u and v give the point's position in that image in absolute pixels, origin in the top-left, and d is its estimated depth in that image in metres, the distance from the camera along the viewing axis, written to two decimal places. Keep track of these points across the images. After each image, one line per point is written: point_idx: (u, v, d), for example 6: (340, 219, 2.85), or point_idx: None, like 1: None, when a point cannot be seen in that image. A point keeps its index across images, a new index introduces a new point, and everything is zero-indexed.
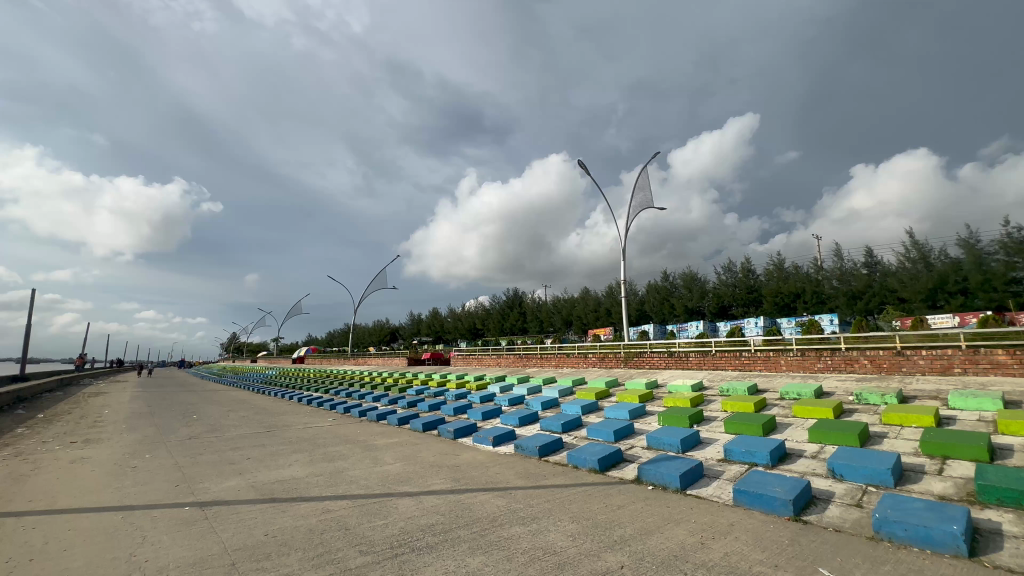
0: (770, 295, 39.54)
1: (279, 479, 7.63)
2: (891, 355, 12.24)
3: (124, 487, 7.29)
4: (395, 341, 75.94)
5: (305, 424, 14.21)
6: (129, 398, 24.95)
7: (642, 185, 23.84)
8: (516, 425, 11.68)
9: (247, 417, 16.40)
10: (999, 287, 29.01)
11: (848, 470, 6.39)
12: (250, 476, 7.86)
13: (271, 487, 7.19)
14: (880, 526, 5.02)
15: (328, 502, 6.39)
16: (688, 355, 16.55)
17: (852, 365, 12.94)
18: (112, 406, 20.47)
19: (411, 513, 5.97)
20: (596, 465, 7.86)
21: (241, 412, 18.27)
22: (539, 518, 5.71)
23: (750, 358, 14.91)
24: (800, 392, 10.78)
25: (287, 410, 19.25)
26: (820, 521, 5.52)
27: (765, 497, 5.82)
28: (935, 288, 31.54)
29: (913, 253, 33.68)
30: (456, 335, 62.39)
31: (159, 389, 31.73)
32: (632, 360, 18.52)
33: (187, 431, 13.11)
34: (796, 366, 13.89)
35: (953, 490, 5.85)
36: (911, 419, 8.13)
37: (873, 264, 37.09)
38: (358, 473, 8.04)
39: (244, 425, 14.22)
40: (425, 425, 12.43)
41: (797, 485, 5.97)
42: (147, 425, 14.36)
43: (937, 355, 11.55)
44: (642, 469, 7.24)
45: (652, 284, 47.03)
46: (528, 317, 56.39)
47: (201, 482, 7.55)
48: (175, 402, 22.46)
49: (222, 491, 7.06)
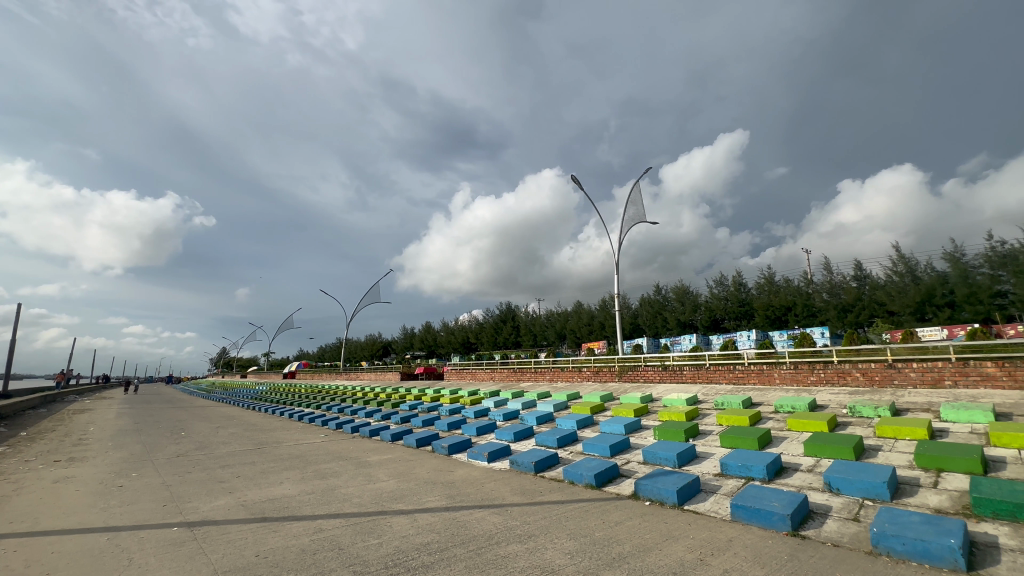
0: (762, 308, 39.87)
1: (270, 497, 7.49)
2: (883, 368, 12.31)
3: (110, 507, 7.10)
4: (387, 355, 75.33)
5: (296, 441, 13.97)
6: (115, 414, 24.64)
7: (635, 199, 24.17)
8: (511, 441, 11.60)
9: (237, 434, 16.09)
10: (985, 299, 29.60)
11: (844, 483, 6.40)
12: (240, 495, 7.70)
13: (262, 506, 7.04)
14: (878, 540, 5.00)
15: (321, 521, 6.26)
16: (682, 369, 16.53)
17: (845, 378, 12.97)
18: (98, 423, 20.15)
19: (405, 531, 5.87)
20: (592, 480, 7.80)
21: (231, 429, 17.94)
22: (537, 535, 5.64)
23: (744, 371, 14.91)
24: (794, 406, 10.82)
25: (278, 426, 18.93)
26: (819, 535, 5.51)
27: (764, 511, 5.80)
28: (923, 302, 32.03)
29: (900, 267, 34.32)
30: (449, 348, 62.04)
31: (146, 406, 31.15)
32: (627, 373, 18.45)
33: (174, 448, 12.84)
34: (789, 379, 13.90)
35: (949, 504, 5.84)
36: (905, 432, 8.16)
37: (861, 278, 37.69)
38: (352, 491, 7.90)
39: (234, 442, 13.99)
40: (418, 440, 12.27)
41: (794, 500, 5.96)
42: (133, 443, 14.00)
43: (928, 368, 11.64)
44: (640, 484, 7.19)
45: (645, 297, 47.46)
46: (521, 330, 56.30)
47: (190, 501, 7.37)
48: (162, 419, 21.95)
49: (212, 510, 6.91)
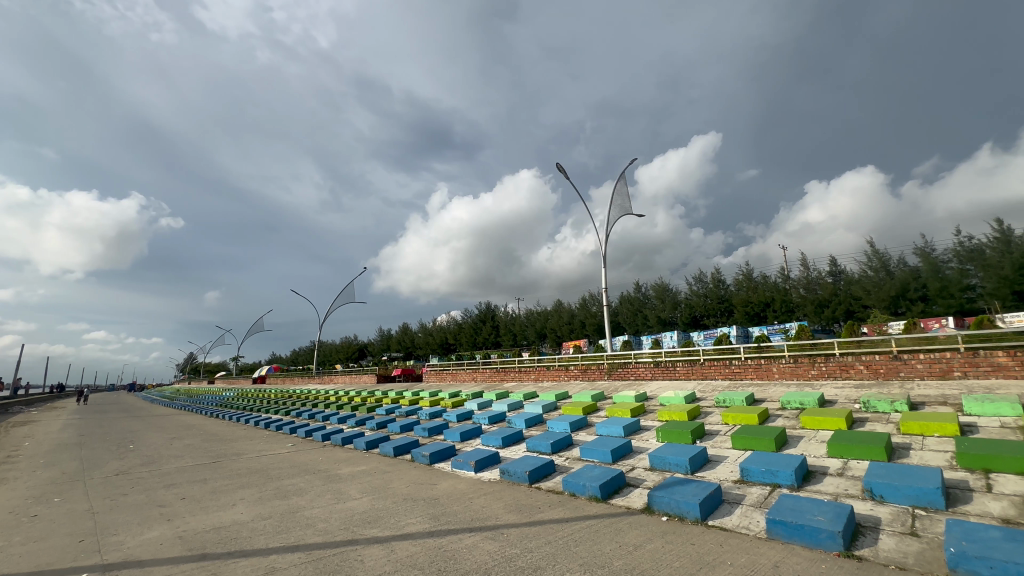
0: (741, 304, 39.82)
1: (216, 525, 6.24)
2: (888, 359, 11.74)
3: (12, 547, 5.74)
4: (362, 358, 73.04)
5: (259, 452, 12.56)
6: (60, 425, 22.46)
7: (619, 188, 23.59)
8: (500, 446, 10.56)
9: (193, 445, 14.58)
10: (956, 293, 30.13)
11: (889, 490, 5.58)
12: (180, 524, 6.40)
13: (204, 538, 5.80)
14: (957, 563, 4.15)
15: (275, 558, 5.08)
16: (675, 365, 15.74)
17: (847, 371, 12.40)
18: (37, 437, 18.10)
19: (380, 568, 4.75)
20: (596, 492, 6.81)
21: (188, 440, 16.30)
22: (544, 568, 4.60)
23: (741, 366, 14.17)
24: (803, 401, 10.11)
25: (241, 435, 17.37)
26: (878, 556, 4.63)
27: (808, 527, 4.92)
28: (897, 296, 32.47)
29: (875, 262, 34.73)
30: (427, 350, 60.59)
31: (98, 416, 28.81)
32: (617, 371, 17.57)
33: (116, 465, 11.29)
34: (789, 374, 13.24)
35: (1015, 512, 5.06)
36: (933, 428, 7.48)
37: (836, 273, 38.15)
38: (317, 513, 6.70)
39: (187, 456, 12.46)
40: (396, 448, 11.09)
41: (841, 512, 5.10)
42: (68, 460, 12.32)
43: (936, 359, 11.08)
44: (653, 496, 6.23)
45: (624, 295, 47.27)
46: (500, 330, 55.30)
47: (115, 534, 6.06)
48: (111, 430, 20.00)
49: (139, 546, 5.62)
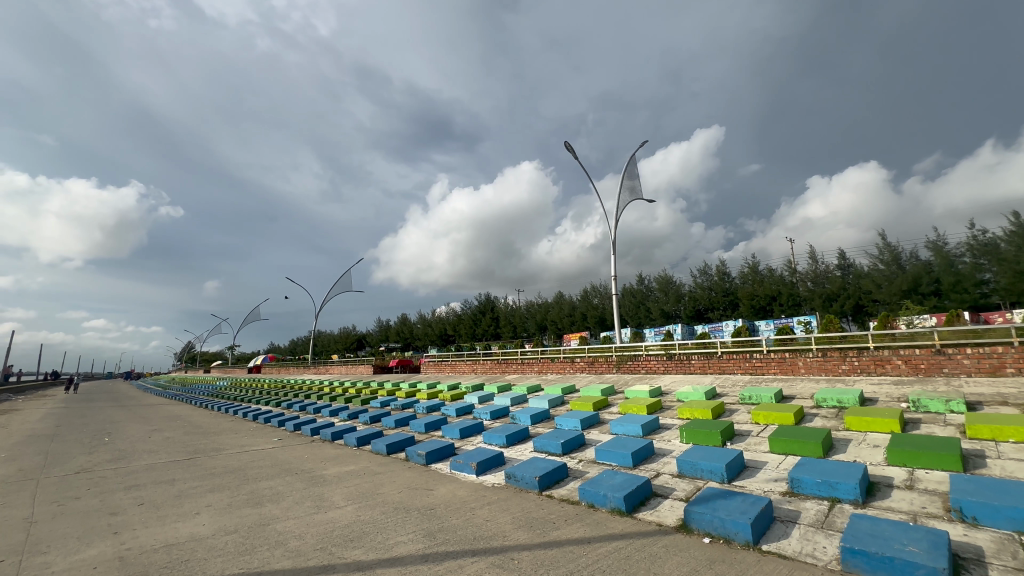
0: (747, 298, 38.83)
1: (168, 542, 5.21)
2: (930, 354, 10.72)
3: None
4: (360, 349, 72.18)
5: (241, 448, 11.49)
6: (40, 415, 21.40)
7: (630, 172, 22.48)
8: (503, 445, 9.56)
9: (172, 439, 13.53)
10: (970, 288, 29.07)
11: (985, 511, 4.57)
12: (125, 540, 5.36)
13: (150, 559, 4.78)
14: None
15: None
16: (690, 358, 14.75)
17: (884, 367, 11.37)
18: (9, 428, 17.05)
19: None
20: (620, 504, 5.79)
21: (169, 432, 15.25)
22: None
23: (763, 360, 13.12)
24: (841, 399, 9.09)
25: (226, 428, 16.35)
26: None
27: (899, 561, 3.89)
28: (909, 290, 31.39)
29: (886, 255, 33.62)
30: (426, 341, 59.68)
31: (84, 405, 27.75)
32: (626, 364, 16.56)
33: (80, 462, 10.25)
34: (817, 369, 12.26)
35: None
36: (1008, 433, 6.44)
37: (845, 266, 37.03)
38: (292, 527, 5.67)
39: (162, 452, 11.40)
40: (389, 445, 10.08)
41: (937, 541, 4.08)
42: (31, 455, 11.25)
43: (986, 354, 10.08)
44: (691, 511, 5.21)
45: (627, 287, 46.28)
46: (500, 322, 54.34)
47: (45, 552, 5.02)
48: (92, 421, 18.96)
49: (69, 569, 4.60)
